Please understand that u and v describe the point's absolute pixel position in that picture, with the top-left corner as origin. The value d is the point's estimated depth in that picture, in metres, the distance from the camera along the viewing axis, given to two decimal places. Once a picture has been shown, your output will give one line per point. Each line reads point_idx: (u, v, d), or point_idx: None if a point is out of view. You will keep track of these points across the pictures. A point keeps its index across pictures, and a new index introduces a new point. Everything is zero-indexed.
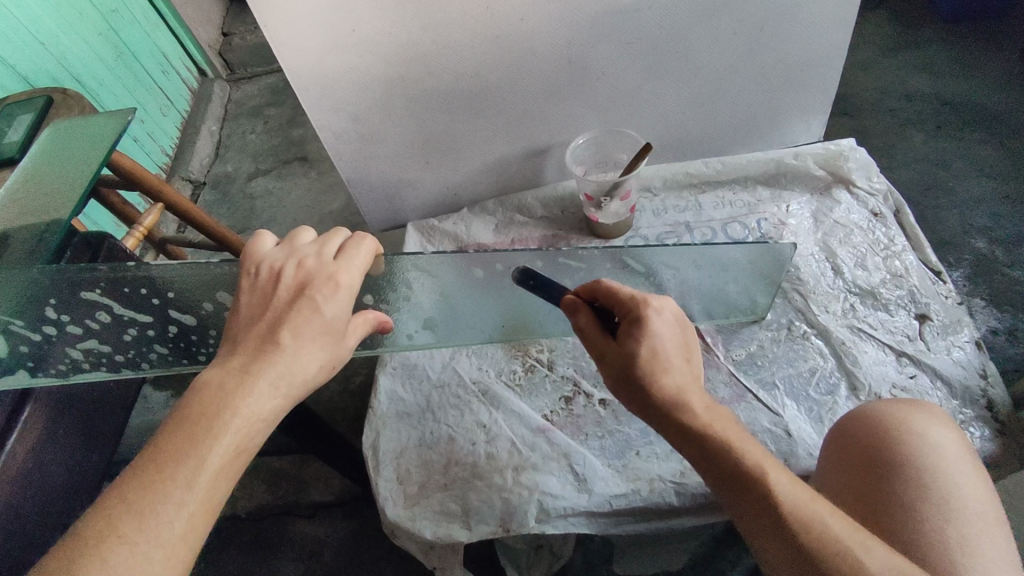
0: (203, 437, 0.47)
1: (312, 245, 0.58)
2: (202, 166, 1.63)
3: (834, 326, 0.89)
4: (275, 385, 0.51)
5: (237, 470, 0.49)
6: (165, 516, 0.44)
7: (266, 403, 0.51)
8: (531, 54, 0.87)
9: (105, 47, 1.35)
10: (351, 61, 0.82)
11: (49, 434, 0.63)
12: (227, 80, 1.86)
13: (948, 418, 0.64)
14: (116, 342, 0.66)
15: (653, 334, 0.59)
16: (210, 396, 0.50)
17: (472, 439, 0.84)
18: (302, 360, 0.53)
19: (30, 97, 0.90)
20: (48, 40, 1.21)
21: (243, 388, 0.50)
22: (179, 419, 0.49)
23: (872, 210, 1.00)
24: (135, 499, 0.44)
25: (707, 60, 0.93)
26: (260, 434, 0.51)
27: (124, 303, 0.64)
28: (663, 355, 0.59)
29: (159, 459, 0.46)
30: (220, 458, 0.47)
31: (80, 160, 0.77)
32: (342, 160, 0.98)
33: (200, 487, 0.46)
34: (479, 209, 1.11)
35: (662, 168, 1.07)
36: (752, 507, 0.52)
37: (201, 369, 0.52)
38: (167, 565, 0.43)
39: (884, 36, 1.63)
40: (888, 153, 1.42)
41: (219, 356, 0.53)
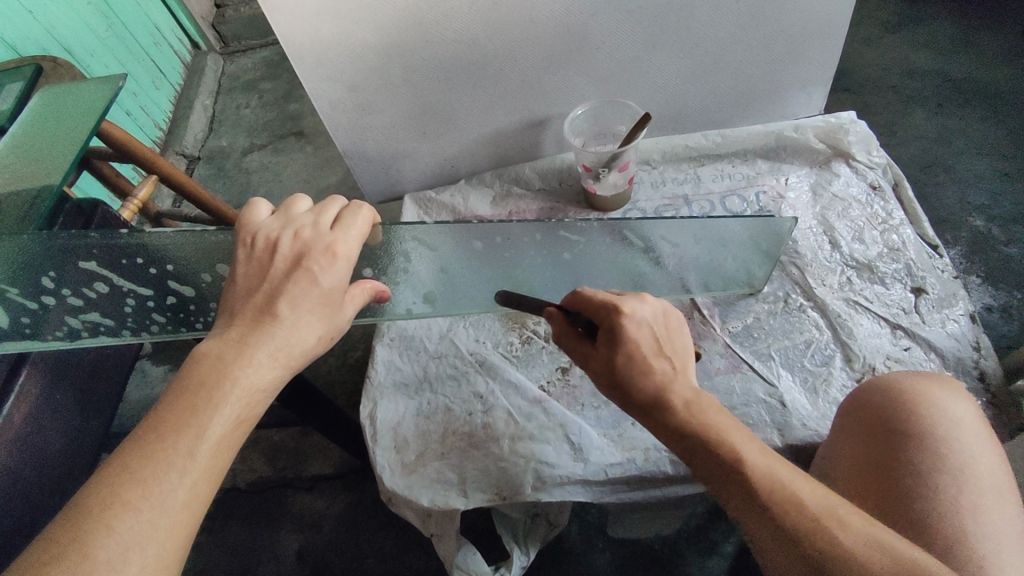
0: (205, 403, 0.48)
1: (309, 214, 0.57)
2: (196, 140, 1.62)
3: (831, 299, 0.88)
4: (277, 355, 0.52)
5: (239, 437, 0.49)
6: (168, 483, 0.44)
7: (265, 373, 0.51)
8: (530, 24, 0.86)
9: (95, 16, 1.32)
10: (347, 28, 0.80)
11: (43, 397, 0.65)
12: (220, 53, 1.83)
13: (963, 390, 0.65)
14: (116, 313, 0.66)
15: (635, 330, 0.58)
16: (211, 365, 0.49)
17: (469, 408, 0.85)
18: (300, 332, 0.53)
19: (16, 66, 0.87)
20: (36, 7, 1.18)
21: (243, 358, 0.50)
22: (179, 389, 0.49)
23: (871, 183, 1.00)
24: (137, 467, 0.44)
25: (708, 30, 0.92)
26: (260, 404, 0.51)
27: (125, 276, 0.62)
28: (644, 354, 0.57)
29: (160, 428, 0.46)
30: (221, 426, 0.47)
31: (71, 127, 0.76)
32: (338, 130, 0.97)
33: (202, 457, 0.46)
34: (477, 182, 1.10)
35: (660, 140, 1.06)
36: (747, 507, 0.51)
37: (200, 339, 0.52)
38: (171, 532, 0.44)
39: (888, 10, 1.61)
40: (888, 130, 1.41)
41: (217, 326, 0.53)
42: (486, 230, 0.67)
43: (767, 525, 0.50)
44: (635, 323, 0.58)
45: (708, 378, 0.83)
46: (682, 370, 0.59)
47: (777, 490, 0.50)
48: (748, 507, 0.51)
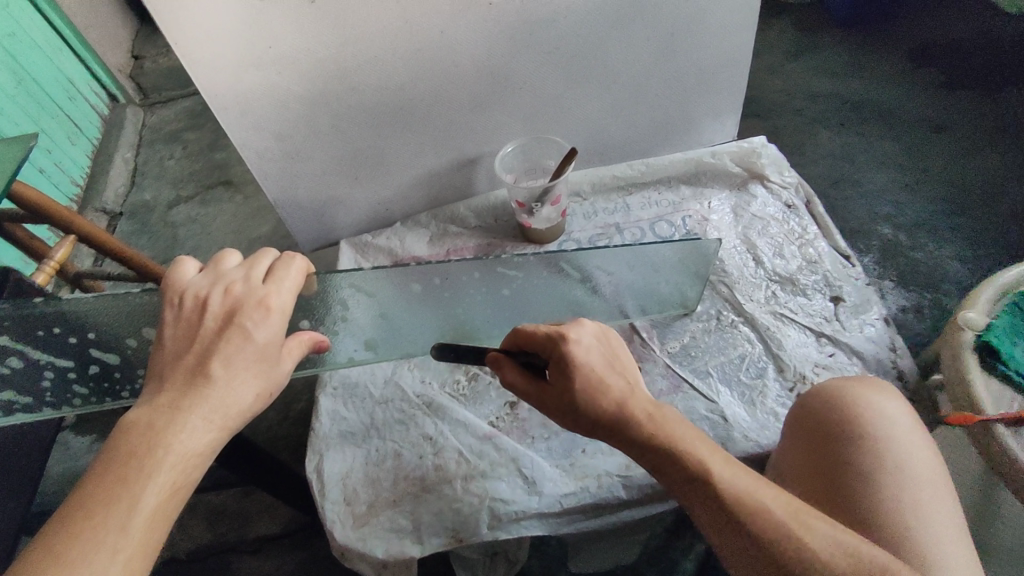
0: (137, 475, 0.45)
1: (240, 268, 0.55)
2: (117, 195, 1.55)
3: (759, 313, 0.93)
4: (213, 418, 0.49)
5: (175, 508, 0.47)
6: (98, 563, 0.41)
7: (201, 436, 0.49)
8: (452, 67, 0.89)
9: (2, 74, 1.27)
10: (269, 78, 0.81)
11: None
12: (140, 105, 1.78)
13: (893, 389, 0.69)
14: (34, 388, 0.62)
15: (586, 351, 0.59)
16: (141, 434, 0.47)
17: (419, 452, 0.84)
18: (236, 390, 0.51)
19: None
20: None
21: (176, 424, 0.48)
22: (106, 461, 0.46)
23: (785, 202, 1.06)
24: (62, 549, 0.41)
25: (623, 66, 0.97)
26: (197, 470, 0.49)
27: (40, 348, 0.59)
28: (597, 372, 0.59)
29: (86, 504, 0.43)
30: (155, 497, 0.45)
31: None
32: (267, 179, 0.96)
33: (135, 531, 0.43)
34: (413, 222, 1.10)
35: (589, 172, 1.10)
36: (719, 516, 0.53)
37: (128, 408, 0.49)
38: None
39: (787, 41, 1.76)
40: (798, 150, 1.52)
41: (146, 392, 0.51)
42: (425, 272, 0.68)
43: (739, 532, 0.52)
44: (586, 346, 0.59)
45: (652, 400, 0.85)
46: (638, 386, 0.60)
47: (747, 501, 0.52)
48: (724, 521, 0.53)
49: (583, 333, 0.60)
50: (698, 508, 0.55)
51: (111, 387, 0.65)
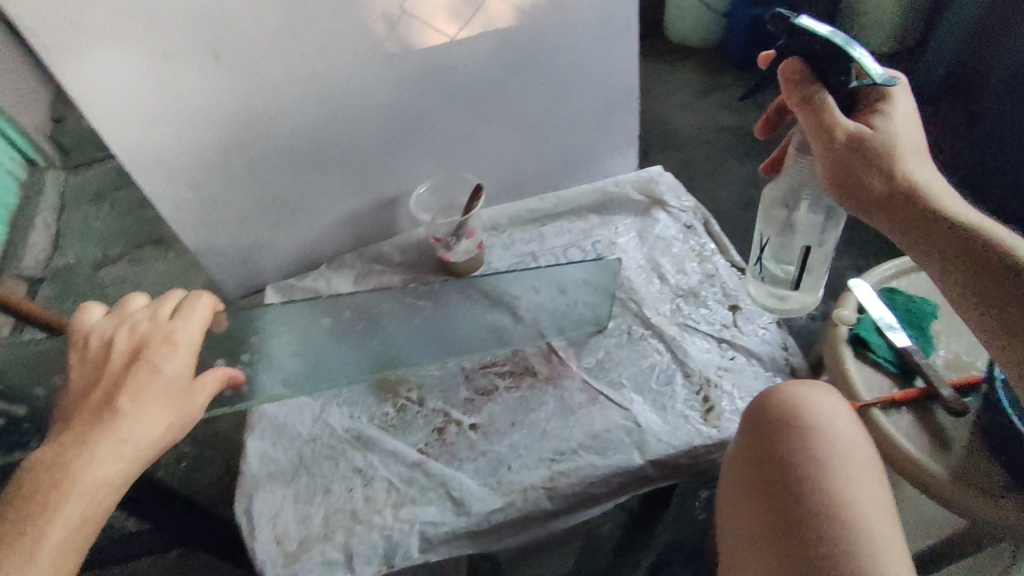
0: (36, 516, 0.45)
1: (145, 308, 0.57)
2: (37, 261, 1.71)
3: (666, 324, 1.00)
4: (118, 450, 0.49)
5: (91, 540, 0.47)
6: None
7: (111, 468, 0.49)
8: (366, 114, 0.96)
9: None
10: (184, 133, 0.86)
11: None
12: (62, 168, 1.96)
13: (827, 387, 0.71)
14: None
15: (904, 123, 0.63)
16: (50, 468, 0.47)
17: (349, 486, 0.85)
18: (143, 424, 0.51)
19: None
20: None
21: (84, 457, 0.48)
22: (11, 500, 0.46)
23: (684, 223, 1.15)
24: None
25: (524, 109, 1.06)
26: (111, 498, 0.49)
27: None
28: (909, 141, 0.63)
29: None
30: (66, 527, 0.46)
31: None
32: (187, 230, 0.99)
33: (46, 562, 0.44)
34: (338, 263, 1.13)
35: (506, 206, 1.17)
36: (990, 273, 0.57)
37: (38, 448, 0.49)
38: None
39: (696, 83, 2.00)
40: (712, 179, 1.72)
41: (54, 433, 0.51)
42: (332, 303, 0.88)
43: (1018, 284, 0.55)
44: (902, 111, 0.64)
45: (571, 413, 0.91)
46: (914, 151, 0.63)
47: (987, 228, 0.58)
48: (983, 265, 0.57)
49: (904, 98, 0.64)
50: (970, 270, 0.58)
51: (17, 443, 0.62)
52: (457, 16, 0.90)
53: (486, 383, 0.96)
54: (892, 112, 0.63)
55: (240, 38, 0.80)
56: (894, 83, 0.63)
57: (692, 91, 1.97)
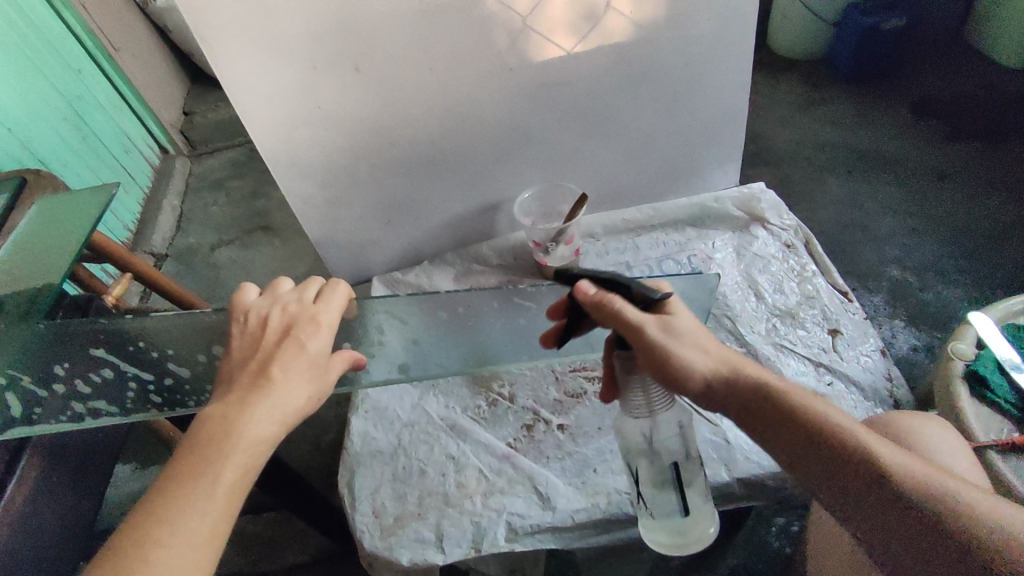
0: (207, 463, 0.53)
1: (293, 292, 0.65)
2: (163, 240, 1.90)
3: (761, 343, 1.00)
4: (271, 412, 0.56)
5: (247, 489, 0.54)
6: (191, 524, 0.50)
7: (265, 428, 0.56)
8: (479, 123, 1.01)
9: (67, 128, 1.62)
10: (318, 133, 0.95)
11: (31, 500, 0.59)
12: (188, 154, 2.22)
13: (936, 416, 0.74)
14: (117, 398, 0.72)
15: (688, 320, 0.64)
16: (217, 423, 0.55)
17: (442, 470, 0.91)
18: (291, 393, 0.58)
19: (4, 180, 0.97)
20: (14, 126, 1.43)
21: (244, 415, 0.55)
22: (188, 446, 0.54)
23: (785, 242, 1.14)
24: (162, 510, 0.50)
25: (630, 123, 1.08)
26: (265, 455, 0.56)
27: (129, 361, 0.72)
28: (696, 328, 0.64)
29: (178, 478, 0.52)
30: (232, 475, 0.53)
31: (77, 217, 0.87)
32: (310, 222, 1.08)
33: (218, 501, 0.51)
34: (440, 261, 1.20)
35: (603, 215, 1.20)
36: (833, 471, 0.57)
37: (206, 406, 0.57)
38: (199, 558, 0.49)
39: (797, 95, 1.92)
40: (809, 200, 1.60)
41: (219, 394, 0.59)
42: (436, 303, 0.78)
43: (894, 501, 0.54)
44: (682, 309, 0.64)
45: None
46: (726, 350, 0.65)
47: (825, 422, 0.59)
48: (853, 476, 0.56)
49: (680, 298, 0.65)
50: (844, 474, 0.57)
51: (179, 399, 0.74)
52: (574, 33, 0.94)
53: (575, 385, 1.00)
54: (678, 309, 0.64)
55: (379, 52, 0.87)
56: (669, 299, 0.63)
57: (794, 105, 1.89)
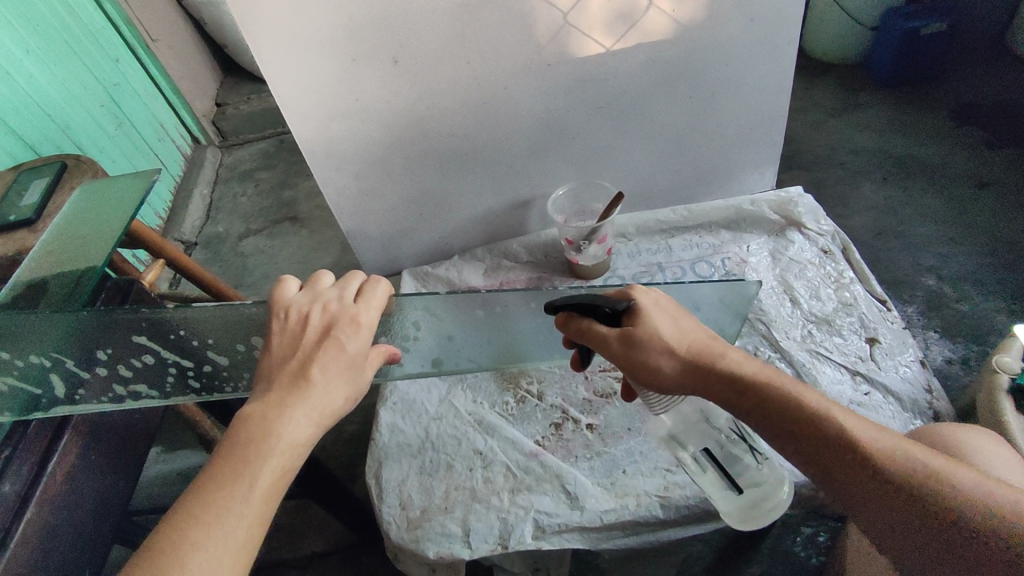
0: (247, 464, 0.52)
1: (334, 288, 0.65)
2: (193, 229, 1.93)
3: (796, 350, 0.98)
4: (309, 415, 0.56)
5: (282, 492, 0.54)
6: (229, 526, 0.49)
7: (303, 430, 0.55)
8: (513, 117, 1.00)
9: (106, 116, 1.65)
10: (354, 125, 0.95)
11: (71, 478, 0.60)
12: (219, 145, 2.25)
13: (987, 432, 0.71)
14: (159, 383, 0.71)
15: (660, 316, 0.62)
16: (255, 423, 0.54)
17: (470, 465, 0.91)
18: (330, 394, 0.58)
19: (43, 167, 1.13)
20: (53, 113, 1.46)
21: (283, 417, 0.55)
22: (228, 446, 0.54)
23: (821, 247, 1.11)
24: (201, 512, 0.49)
25: (666, 122, 1.07)
26: (301, 457, 0.56)
27: (171, 348, 0.69)
28: (674, 329, 0.62)
29: (216, 479, 0.51)
30: (270, 476, 0.53)
31: (120, 203, 0.88)
32: (343, 214, 1.08)
33: (255, 504, 0.51)
34: (470, 256, 1.20)
35: (636, 215, 1.19)
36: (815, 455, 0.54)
37: (244, 404, 0.57)
38: (236, 560, 0.49)
39: (831, 99, 1.89)
40: (843, 203, 1.58)
41: (256, 392, 0.58)
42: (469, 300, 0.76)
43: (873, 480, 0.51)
44: (651, 306, 0.62)
45: None
46: (709, 340, 0.62)
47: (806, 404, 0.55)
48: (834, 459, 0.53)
49: (648, 294, 0.63)
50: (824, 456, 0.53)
51: (217, 384, 0.73)
52: (613, 29, 0.93)
53: (605, 386, 1.00)
54: (646, 308, 0.62)
55: (419, 46, 0.87)
56: (632, 301, 0.62)
57: (828, 110, 1.85)
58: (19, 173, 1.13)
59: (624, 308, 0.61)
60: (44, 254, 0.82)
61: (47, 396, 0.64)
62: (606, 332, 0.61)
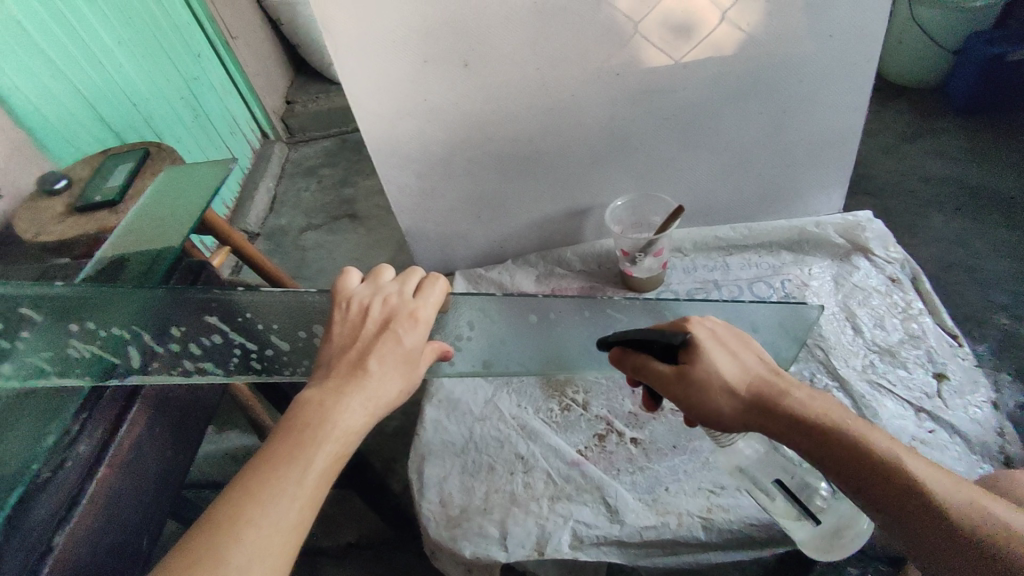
0: (303, 446, 0.54)
1: (394, 282, 0.66)
2: (256, 219, 2.01)
3: (855, 379, 0.94)
4: (363, 405, 0.57)
5: (333, 477, 0.55)
6: (283, 504, 0.50)
7: (358, 418, 0.57)
8: (577, 125, 1.01)
9: (185, 108, 1.74)
10: (421, 126, 0.97)
11: (138, 446, 0.64)
12: (285, 141, 2.34)
13: None
14: (223, 366, 0.70)
15: (718, 351, 0.60)
16: (313, 408, 0.56)
17: (511, 469, 0.91)
18: (385, 385, 0.59)
19: (128, 153, 1.20)
20: (138, 103, 1.55)
21: (339, 404, 0.56)
22: (286, 428, 0.55)
23: (889, 275, 1.07)
24: (257, 489, 0.50)
25: (733, 137, 1.06)
26: (354, 445, 0.57)
27: (236, 329, 0.71)
28: (732, 364, 0.59)
29: (273, 458, 0.53)
30: (324, 460, 0.54)
31: (198, 190, 0.93)
32: (403, 212, 1.11)
33: (309, 486, 0.52)
34: (524, 261, 1.21)
35: (694, 230, 1.17)
36: (881, 504, 0.52)
37: (301, 389, 0.58)
38: (287, 538, 0.50)
39: (904, 124, 1.81)
40: (910, 231, 1.51)
41: (314, 379, 0.60)
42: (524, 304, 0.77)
43: (945, 533, 0.49)
44: (708, 340, 0.60)
45: None
46: (769, 375, 0.60)
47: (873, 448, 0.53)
48: (903, 509, 0.51)
49: (705, 328, 0.62)
50: (890, 505, 0.51)
51: (276, 367, 0.71)
52: (685, 42, 0.92)
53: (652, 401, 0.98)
54: (703, 343, 0.60)
55: (491, 52, 0.89)
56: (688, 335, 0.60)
57: (901, 134, 1.78)
58: (105, 157, 1.20)
59: (680, 342, 0.59)
60: (127, 233, 0.87)
61: (122, 366, 0.67)
62: (664, 369, 0.60)
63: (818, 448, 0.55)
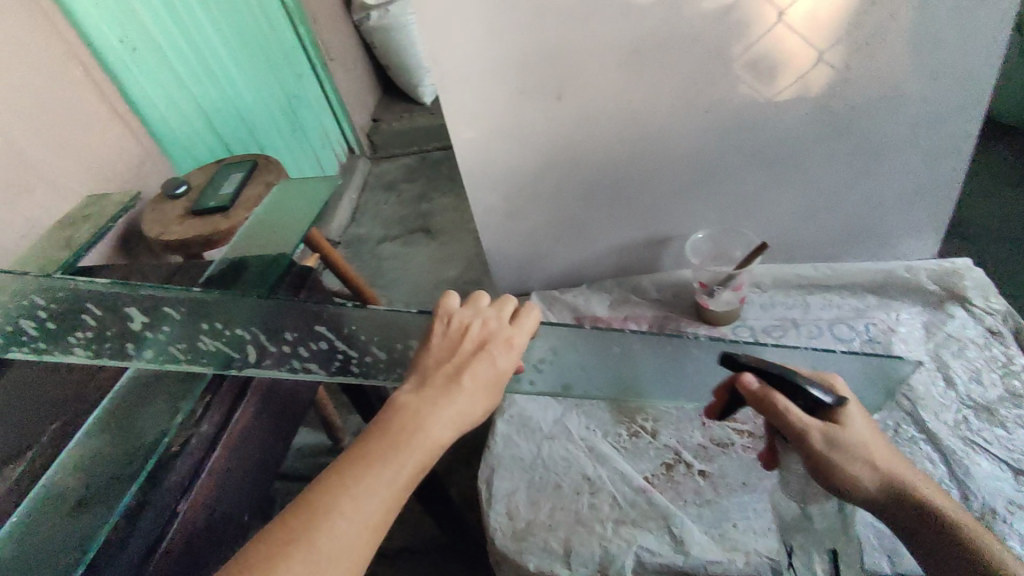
0: (393, 450, 0.54)
1: (493, 307, 0.67)
2: (341, 229, 2.12)
3: (945, 434, 0.90)
4: (453, 417, 0.57)
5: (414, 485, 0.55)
6: (366, 505, 0.51)
7: (446, 431, 0.56)
8: (665, 157, 1.03)
9: (285, 122, 1.88)
10: (512, 151, 1.02)
11: (246, 430, 0.72)
12: (371, 156, 2.47)
13: None
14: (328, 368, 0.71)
15: (862, 423, 0.59)
16: (407, 413, 0.56)
17: (578, 489, 0.93)
18: (475, 403, 0.59)
19: (240, 164, 1.31)
20: (247, 116, 1.69)
21: (431, 414, 0.56)
22: (379, 428, 0.56)
23: (988, 327, 1.02)
24: (346, 484, 0.52)
25: (823, 176, 1.05)
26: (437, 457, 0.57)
27: (339, 335, 0.70)
28: (871, 439, 0.58)
29: (365, 457, 0.54)
30: (410, 468, 0.54)
31: (307, 203, 1.01)
32: (487, 231, 1.16)
33: (392, 491, 0.53)
34: (598, 286, 1.22)
35: (775, 268, 1.17)
36: None
37: (396, 390, 0.59)
38: (365, 538, 0.51)
39: (1007, 167, 1.72)
40: (1008, 281, 1.43)
41: (408, 385, 0.60)
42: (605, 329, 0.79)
43: None
44: (856, 409, 0.59)
45: None
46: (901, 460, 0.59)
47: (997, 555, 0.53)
48: None
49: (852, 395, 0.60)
50: None
51: (372, 374, 0.69)
52: (780, 80, 0.92)
53: (723, 435, 0.98)
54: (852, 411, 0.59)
55: (587, 85, 0.93)
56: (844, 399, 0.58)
57: (1002, 178, 1.69)
58: (220, 167, 1.32)
59: (839, 404, 0.58)
60: (246, 239, 0.96)
61: (241, 360, 0.72)
62: (804, 423, 0.59)
63: (933, 539, 0.55)
